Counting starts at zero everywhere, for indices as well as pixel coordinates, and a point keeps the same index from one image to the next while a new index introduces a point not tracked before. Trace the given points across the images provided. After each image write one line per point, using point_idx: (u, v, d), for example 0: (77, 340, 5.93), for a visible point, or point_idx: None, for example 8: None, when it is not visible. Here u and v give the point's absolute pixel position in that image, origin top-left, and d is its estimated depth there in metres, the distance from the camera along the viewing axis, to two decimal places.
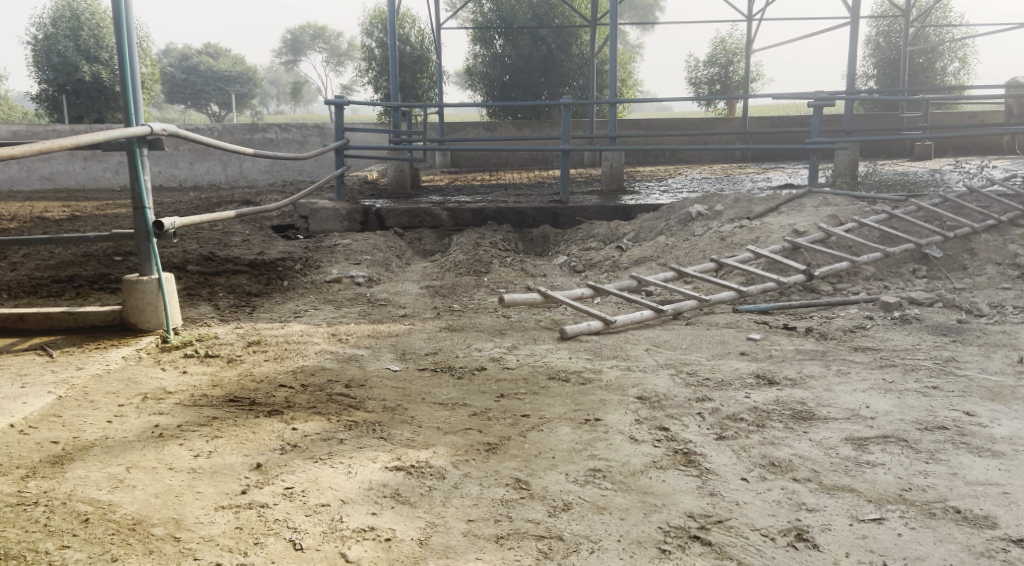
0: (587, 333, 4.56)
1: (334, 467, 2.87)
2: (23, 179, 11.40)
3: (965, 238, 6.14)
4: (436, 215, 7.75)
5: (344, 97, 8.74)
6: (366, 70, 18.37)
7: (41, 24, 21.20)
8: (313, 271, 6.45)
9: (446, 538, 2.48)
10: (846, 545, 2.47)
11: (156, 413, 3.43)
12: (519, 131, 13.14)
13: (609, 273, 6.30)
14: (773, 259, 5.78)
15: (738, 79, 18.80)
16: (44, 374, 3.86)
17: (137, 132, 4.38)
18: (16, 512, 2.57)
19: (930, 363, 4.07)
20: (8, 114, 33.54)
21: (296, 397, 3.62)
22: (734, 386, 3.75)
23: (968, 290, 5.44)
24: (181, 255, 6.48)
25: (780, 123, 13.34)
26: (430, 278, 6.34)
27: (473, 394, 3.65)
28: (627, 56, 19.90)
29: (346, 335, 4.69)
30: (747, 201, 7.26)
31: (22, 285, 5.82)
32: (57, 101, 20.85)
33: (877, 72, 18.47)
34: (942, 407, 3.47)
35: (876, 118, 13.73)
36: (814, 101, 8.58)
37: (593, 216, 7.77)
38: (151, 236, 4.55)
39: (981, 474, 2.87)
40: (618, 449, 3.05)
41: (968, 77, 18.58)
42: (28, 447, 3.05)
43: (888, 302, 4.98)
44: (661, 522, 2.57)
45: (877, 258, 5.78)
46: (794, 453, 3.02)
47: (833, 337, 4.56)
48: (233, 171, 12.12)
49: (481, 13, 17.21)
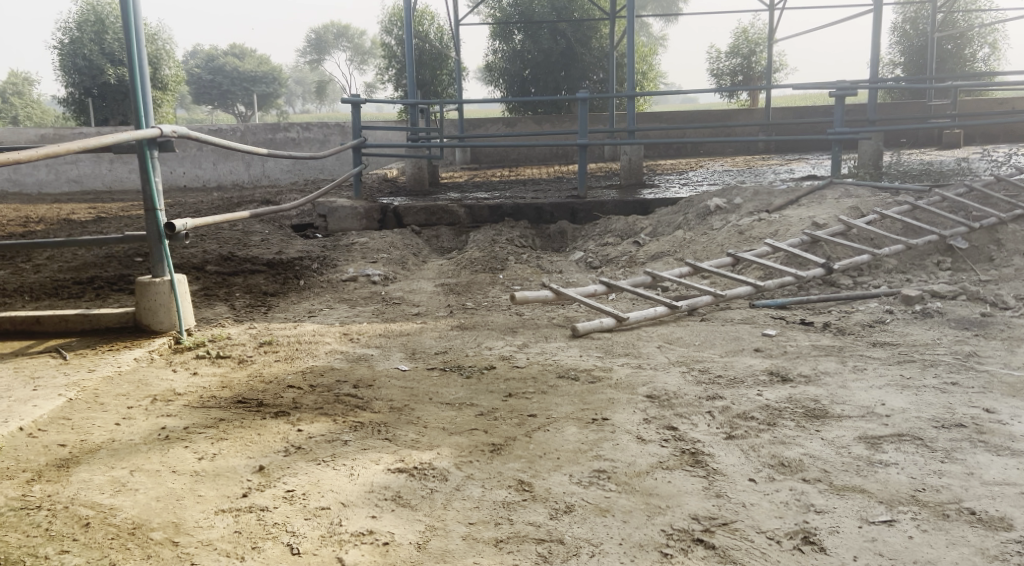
0: (599, 330, 4.50)
1: (336, 469, 2.86)
2: (52, 182, 11.49)
3: (991, 228, 5.99)
4: (454, 211, 7.69)
5: (361, 96, 8.69)
6: (386, 67, 18.43)
7: (66, 27, 21.21)
8: (330, 270, 6.46)
9: (444, 541, 2.45)
10: (854, 548, 2.40)
11: (164, 415, 3.43)
12: (538, 125, 13.06)
13: (625, 268, 6.25)
14: (791, 253, 5.66)
15: (760, 70, 18.62)
16: (56, 377, 3.88)
17: (148, 135, 4.38)
18: (18, 516, 2.59)
19: (951, 358, 3.97)
20: (40, 117, 34.41)
21: (304, 398, 3.61)
22: (746, 383, 3.68)
23: (993, 282, 5.32)
24: (200, 256, 6.51)
25: (803, 113, 13.18)
26: (446, 275, 6.32)
27: (480, 393, 3.62)
28: (649, 48, 19.74)
29: (358, 334, 4.67)
30: (767, 193, 7.16)
31: (44, 288, 5.87)
32: (83, 104, 21.18)
33: (905, 59, 18.18)
34: (961, 403, 3.39)
35: (902, 106, 13.49)
36: (836, 90, 8.41)
37: (611, 211, 7.68)
38: (163, 238, 4.56)
39: (998, 473, 2.78)
40: (625, 449, 3.00)
41: (998, 62, 18.22)
42: (36, 451, 3.07)
43: (909, 295, 4.87)
44: (665, 524, 2.53)
45: (898, 251, 5.68)
46: (805, 453, 2.95)
47: (851, 332, 4.48)
48: (256, 171, 12.24)
49: (501, 8, 17.23)
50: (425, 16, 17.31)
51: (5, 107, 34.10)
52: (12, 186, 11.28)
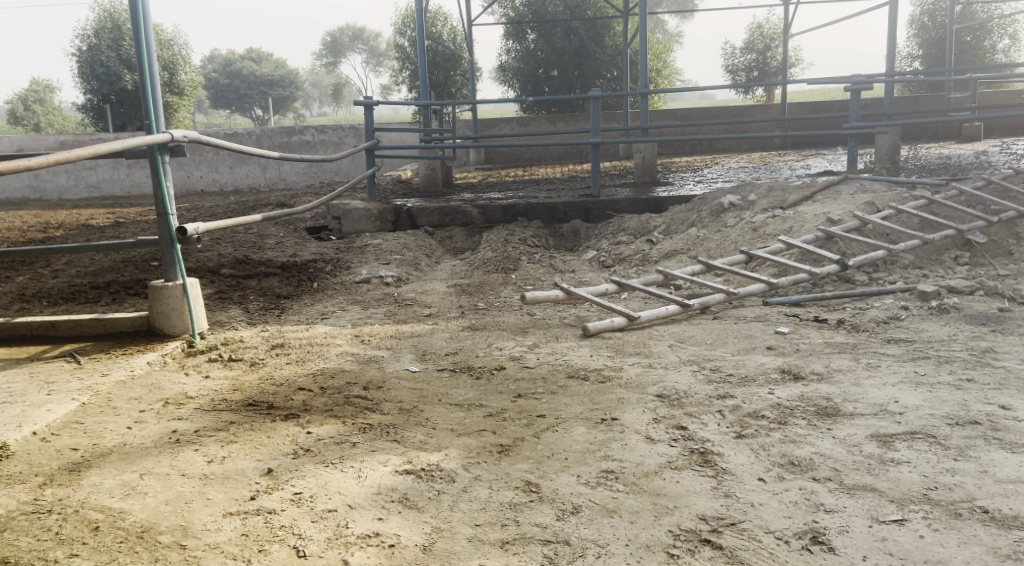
0: (610, 330, 4.48)
1: (344, 471, 2.86)
2: (71, 187, 11.59)
3: (1010, 222, 5.90)
4: (467, 212, 7.68)
5: (373, 98, 8.67)
6: (400, 69, 18.52)
7: (84, 34, 21.47)
8: (343, 272, 6.47)
9: (450, 543, 2.44)
10: (864, 547, 2.38)
11: (175, 418, 3.45)
12: (552, 124, 13.05)
13: (637, 267, 6.23)
14: (805, 249, 5.60)
15: (776, 65, 18.53)
16: (70, 381, 3.91)
17: (158, 139, 4.40)
18: (30, 520, 2.61)
19: (967, 355, 3.92)
20: (60, 124, 34.82)
21: (314, 400, 3.61)
22: (758, 382, 3.65)
23: (1011, 277, 5.26)
24: (215, 260, 6.55)
25: (819, 108, 13.08)
26: (458, 276, 6.32)
27: (490, 395, 3.61)
28: (664, 45, 19.66)
29: (369, 336, 4.68)
30: (782, 190, 7.09)
31: (61, 293, 5.92)
32: (101, 111, 21.43)
33: (923, 52, 18.04)
34: (976, 400, 3.34)
35: (920, 99, 13.35)
36: (851, 84, 8.31)
37: (624, 210, 7.64)
38: (176, 242, 4.58)
39: (1013, 471, 2.74)
40: (633, 449, 2.99)
41: (1019, 54, 18.03)
42: (47, 455, 3.10)
43: (925, 291, 4.81)
44: (672, 524, 2.51)
45: (914, 246, 5.62)
46: (815, 452, 2.93)
47: (866, 329, 4.44)
48: (272, 174, 12.30)
49: (513, 8, 17.24)
50: (438, 16, 17.34)
51: (27, 115, 34.67)
52: (32, 192, 11.38)
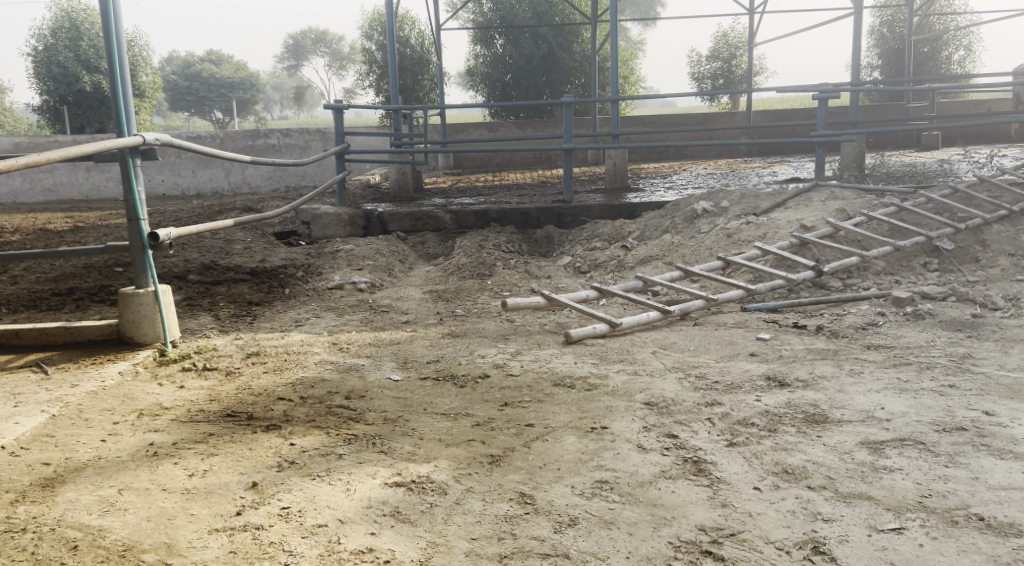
0: (592, 336, 4.45)
1: (332, 485, 2.78)
2: (27, 191, 11.33)
3: (977, 229, 6.00)
4: (439, 217, 7.63)
5: (343, 102, 8.55)
6: (366, 73, 18.35)
7: (40, 35, 21.01)
8: (315, 278, 6.36)
9: (447, 559, 2.38)
10: (865, 557, 2.37)
11: (151, 430, 3.34)
12: (521, 130, 13.03)
13: (614, 273, 6.21)
14: (781, 256, 5.64)
15: (741, 73, 18.75)
16: (38, 392, 3.77)
17: (130, 142, 4.27)
18: (2, 540, 2.50)
19: (946, 360, 3.95)
20: (12, 125, 33.79)
21: (295, 410, 3.52)
22: (745, 389, 3.64)
23: (981, 283, 5.33)
24: (182, 265, 6.41)
25: (785, 115, 13.24)
26: (433, 282, 6.24)
27: (476, 404, 3.55)
28: (630, 52, 19.79)
29: (347, 344, 4.59)
30: (754, 197, 7.13)
31: (23, 299, 5.74)
32: (58, 112, 20.95)
33: (882, 62, 18.42)
34: (960, 406, 3.36)
35: (881, 108, 13.59)
36: (819, 93, 8.39)
37: (597, 215, 7.64)
38: (147, 248, 4.44)
39: (1004, 478, 2.75)
40: (626, 459, 2.95)
41: (974, 65, 18.46)
42: (18, 471, 2.97)
43: (900, 297, 4.86)
44: (671, 536, 2.48)
45: (887, 252, 5.67)
46: (808, 460, 2.92)
47: (845, 335, 4.46)
48: (236, 177, 12.08)
49: (481, 14, 17.28)
50: (406, 20, 17.25)
51: None
52: None
